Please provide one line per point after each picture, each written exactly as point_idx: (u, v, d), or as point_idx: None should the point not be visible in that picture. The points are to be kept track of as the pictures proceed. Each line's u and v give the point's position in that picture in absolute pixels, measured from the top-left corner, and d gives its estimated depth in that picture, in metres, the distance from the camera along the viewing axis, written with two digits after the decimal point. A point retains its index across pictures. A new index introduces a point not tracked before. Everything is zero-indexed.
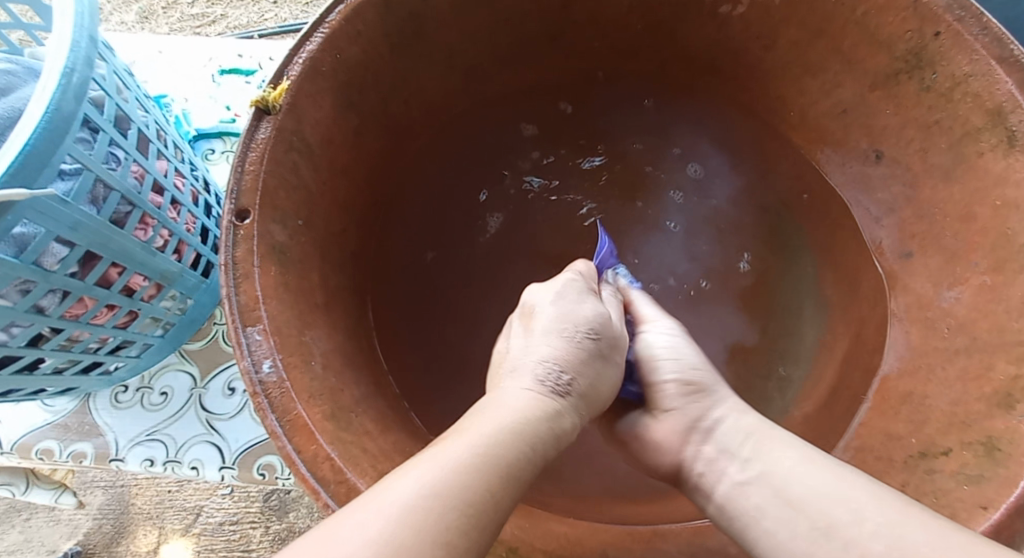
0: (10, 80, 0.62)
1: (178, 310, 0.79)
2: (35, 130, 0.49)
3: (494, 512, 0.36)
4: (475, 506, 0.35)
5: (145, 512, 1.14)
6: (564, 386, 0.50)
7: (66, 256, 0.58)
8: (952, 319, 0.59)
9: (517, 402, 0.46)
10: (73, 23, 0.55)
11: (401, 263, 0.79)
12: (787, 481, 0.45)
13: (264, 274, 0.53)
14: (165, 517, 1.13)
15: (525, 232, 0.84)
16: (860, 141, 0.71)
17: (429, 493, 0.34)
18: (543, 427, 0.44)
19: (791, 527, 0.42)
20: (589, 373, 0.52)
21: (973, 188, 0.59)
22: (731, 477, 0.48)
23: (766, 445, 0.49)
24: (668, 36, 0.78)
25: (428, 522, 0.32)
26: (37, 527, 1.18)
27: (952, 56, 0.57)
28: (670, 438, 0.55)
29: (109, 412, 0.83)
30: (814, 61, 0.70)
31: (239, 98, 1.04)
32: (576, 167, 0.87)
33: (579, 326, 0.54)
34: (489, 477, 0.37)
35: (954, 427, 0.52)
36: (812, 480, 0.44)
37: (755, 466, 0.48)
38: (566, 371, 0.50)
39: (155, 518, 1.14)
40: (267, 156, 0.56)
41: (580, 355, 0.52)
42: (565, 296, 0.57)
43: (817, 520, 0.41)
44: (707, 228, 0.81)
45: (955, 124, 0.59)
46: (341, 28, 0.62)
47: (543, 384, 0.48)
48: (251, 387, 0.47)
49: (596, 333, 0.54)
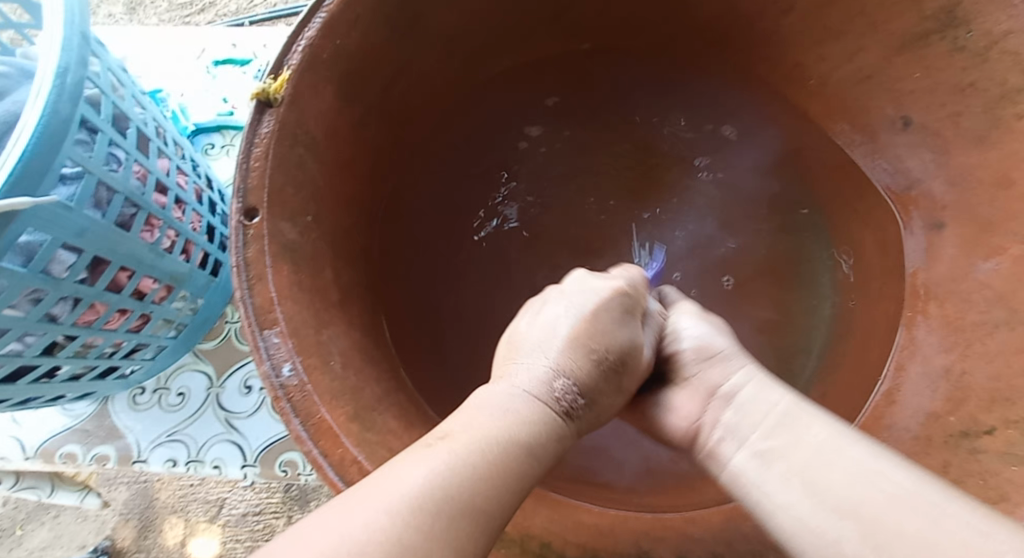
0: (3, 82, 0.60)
1: (190, 310, 0.78)
2: (33, 136, 0.47)
3: (489, 526, 0.34)
4: (472, 513, 0.33)
5: (170, 506, 1.15)
6: (575, 404, 0.47)
7: (74, 263, 0.57)
8: (989, 291, 0.56)
9: (522, 411, 0.43)
10: (64, 21, 0.53)
11: (414, 254, 0.77)
12: (806, 455, 0.40)
13: (277, 274, 0.51)
14: (190, 510, 1.14)
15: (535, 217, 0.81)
16: (886, 107, 0.67)
17: (433, 486, 0.33)
18: (544, 449, 0.42)
19: (810, 501, 0.37)
20: (604, 393, 0.50)
21: (1013, 152, 0.57)
22: (749, 447, 0.45)
23: (793, 417, 0.45)
24: (680, 5, 0.74)
25: (431, 523, 0.30)
26: (66, 523, 1.19)
27: (990, 12, 0.55)
28: (690, 410, 0.54)
29: (128, 414, 0.83)
30: (836, 24, 0.67)
31: (235, 89, 1.02)
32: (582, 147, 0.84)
33: (608, 344, 0.51)
34: (486, 496, 0.34)
35: (996, 404, 0.50)
36: (846, 458, 0.39)
37: (774, 436, 0.44)
38: (580, 389, 0.48)
39: (180, 512, 1.15)
40: (272, 151, 0.55)
41: (597, 372, 0.49)
42: (608, 307, 0.53)
43: (841, 498, 0.36)
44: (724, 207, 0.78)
45: (993, 85, 0.57)
46: (340, 11, 0.59)
47: (553, 397, 0.46)
48: (273, 391, 0.46)
49: (620, 357, 0.52)
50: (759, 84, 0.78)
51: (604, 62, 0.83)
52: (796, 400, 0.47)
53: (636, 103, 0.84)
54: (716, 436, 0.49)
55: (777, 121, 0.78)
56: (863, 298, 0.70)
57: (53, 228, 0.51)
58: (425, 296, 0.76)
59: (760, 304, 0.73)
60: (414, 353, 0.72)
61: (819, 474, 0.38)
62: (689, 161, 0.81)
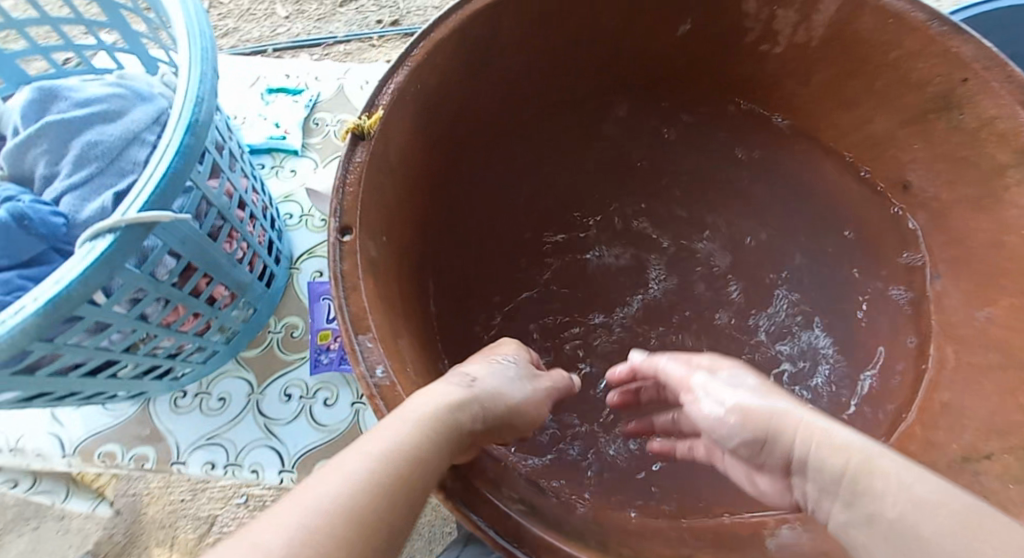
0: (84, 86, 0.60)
1: (243, 318, 0.82)
2: (175, 155, 0.50)
3: None
4: None
5: (159, 521, 0.88)
6: None
7: (174, 268, 0.60)
8: (988, 335, 0.65)
9: None
10: (185, 24, 0.54)
11: (508, 242, 0.82)
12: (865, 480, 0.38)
13: (367, 286, 0.57)
14: (178, 527, 0.87)
15: (625, 204, 0.85)
16: (891, 170, 0.79)
17: None
18: None
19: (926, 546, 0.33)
20: None
21: (991, 207, 0.67)
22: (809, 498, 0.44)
23: (867, 476, 0.39)
24: (710, 73, 0.86)
25: None
26: (48, 536, 0.92)
27: (979, 100, 0.65)
28: (769, 488, 0.50)
29: (168, 416, 0.86)
30: (848, 97, 0.79)
31: (289, 114, 0.99)
32: (633, 158, 0.88)
33: None
34: None
35: (994, 433, 0.58)
36: (929, 498, 0.35)
37: (856, 505, 0.38)
38: None
39: (169, 528, 0.88)
40: (363, 178, 0.60)
41: None
42: None
43: None
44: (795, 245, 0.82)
45: (983, 161, 0.67)
46: (427, 57, 0.66)
47: None
48: (369, 390, 0.51)
49: None
50: (792, 141, 0.86)
51: (660, 105, 0.89)
52: (872, 451, 0.40)
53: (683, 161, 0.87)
54: (812, 508, 0.44)
55: (804, 168, 0.85)
56: (862, 349, 0.75)
57: (154, 214, 0.47)
58: (483, 281, 0.78)
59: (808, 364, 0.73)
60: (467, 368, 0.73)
61: (854, 454, 0.40)
62: (740, 202, 0.85)
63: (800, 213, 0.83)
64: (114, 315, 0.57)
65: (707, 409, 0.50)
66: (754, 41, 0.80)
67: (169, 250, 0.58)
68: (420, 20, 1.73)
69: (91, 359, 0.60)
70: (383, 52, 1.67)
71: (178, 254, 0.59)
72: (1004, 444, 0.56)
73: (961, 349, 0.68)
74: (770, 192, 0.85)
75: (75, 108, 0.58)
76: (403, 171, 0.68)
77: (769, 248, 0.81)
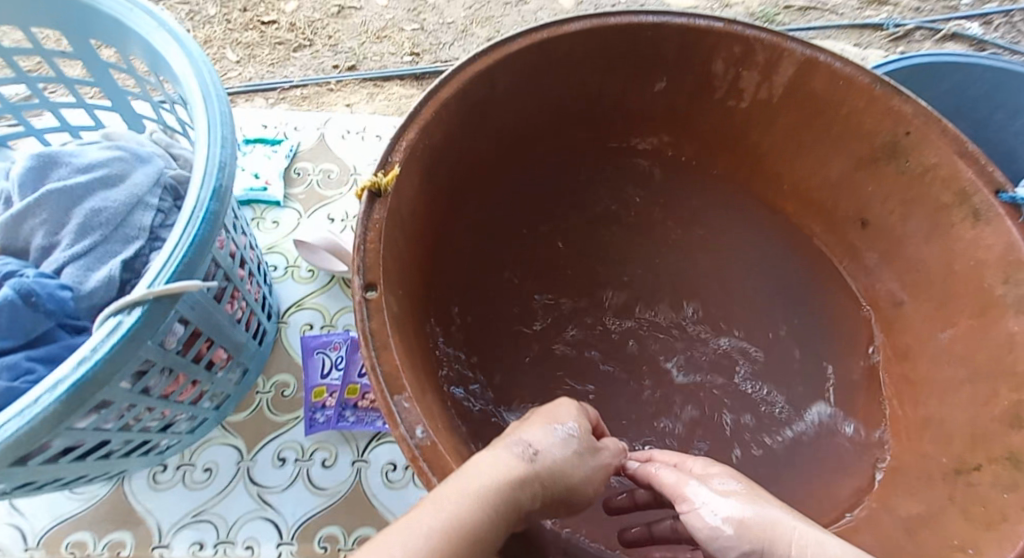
0: (83, 150, 0.59)
1: (235, 381, 0.78)
2: (202, 221, 0.48)
3: None
4: None
5: None
6: None
7: (182, 335, 0.57)
8: (951, 354, 0.73)
9: None
10: (199, 86, 0.53)
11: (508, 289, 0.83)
12: None
13: (396, 344, 0.56)
14: None
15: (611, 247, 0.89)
16: (849, 210, 0.86)
17: None
18: None
19: None
20: None
21: (940, 241, 0.75)
22: None
23: None
24: (681, 123, 0.93)
25: None
26: None
27: (923, 149, 0.74)
28: None
29: (148, 495, 0.79)
30: (803, 145, 0.87)
31: (267, 165, 0.97)
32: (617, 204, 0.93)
33: None
34: None
35: (974, 445, 0.64)
36: None
37: None
38: None
39: None
40: (382, 234, 0.60)
41: None
42: None
43: None
44: (770, 279, 0.89)
45: (929, 201, 0.76)
46: (433, 115, 0.67)
47: None
48: (411, 452, 0.50)
49: None
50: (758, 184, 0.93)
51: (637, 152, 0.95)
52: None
53: (663, 204, 0.93)
54: None
55: (772, 207, 0.93)
56: (840, 372, 0.82)
57: (186, 284, 0.44)
58: (485, 329, 0.79)
59: (784, 385, 0.80)
60: (481, 418, 0.73)
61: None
62: (714, 242, 0.91)
63: (773, 249, 0.91)
64: (119, 392, 0.53)
65: (703, 521, 0.50)
66: (721, 97, 0.87)
67: (180, 317, 0.55)
68: (377, 65, 1.75)
69: (86, 441, 0.56)
70: (342, 97, 1.67)
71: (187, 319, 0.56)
72: (984, 453, 0.63)
73: (929, 368, 0.75)
74: (742, 231, 0.92)
75: (76, 173, 0.56)
76: (413, 225, 0.68)
77: (747, 284, 0.88)
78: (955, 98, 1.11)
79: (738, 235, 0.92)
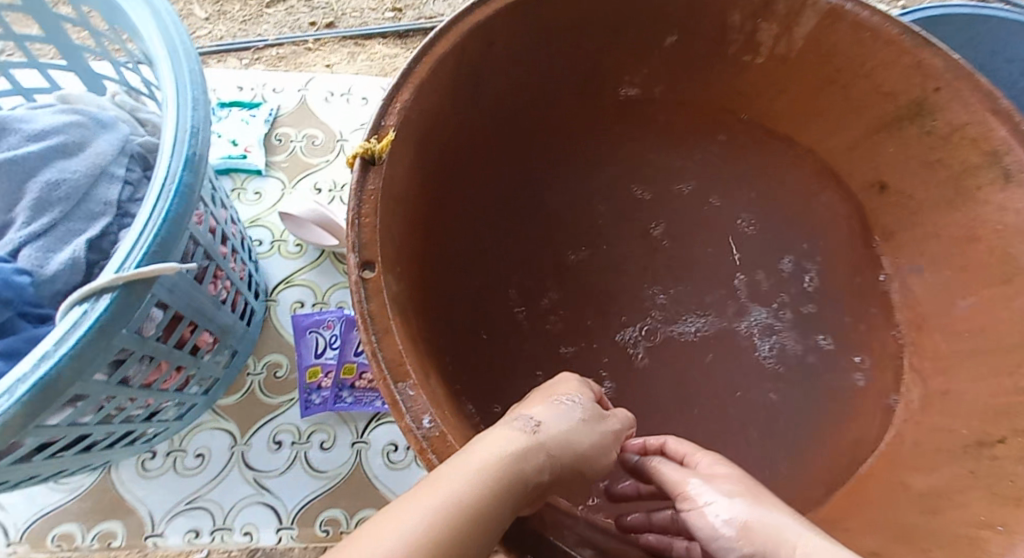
0: (36, 115, 0.53)
1: (223, 364, 0.73)
2: (175, 194, 0.42)
3: None
4: None
5: None
6: None
7: (162, 321, 0.52)
8: (972, 323, 0.70)
9: None
10: (163, 40, 0.47)
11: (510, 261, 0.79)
12: None
13: (398, 327, 0.51)
14: None
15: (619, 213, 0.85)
16: (868, 172, 0.82)
17: None
18: None
19: None
20: None
21: (964, 205, 0.71)
22: None
23: None
24: (692, 81, 0.87)
25: None
26: None
27: (951, 107, 0.70)
28: None
29: (137, 484, 0.75)
30: (821, 104, 0.82)
31: (247, 131, 0.90)
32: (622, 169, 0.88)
33: None
34: None
35: (999, 417, 0.62)
36: None
37: None
38: None
39: None
40: (378, 207, 0.55)
41: None
42: None
43: None
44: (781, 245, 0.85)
45: (955, 163, 0.71)
46: (430, 74, 0.61)
47: None
48: (418, 444, 0.47)
49: None
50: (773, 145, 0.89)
51: (643, 114, 0.89)
52: None
53: (670, 168, 0.88)
54: None
55: (786, 169, 0.88)
56: (854, 341, 0.79)
57: (159, 267, 0.39)
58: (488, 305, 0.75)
59: (799, 355, 0.78)
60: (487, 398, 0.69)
61: None
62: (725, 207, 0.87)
63: (785, 213, 0.87)
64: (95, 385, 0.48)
65: (704, 520, 0.45)
66: (736, 52, 0.82)
67: (159, 301, 0.50)
68: (357, 22, 1.64)
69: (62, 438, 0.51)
70: (321, 57, 1.57)
71: (167, 304, 0.51)
72: (1010, 426, 0.61)
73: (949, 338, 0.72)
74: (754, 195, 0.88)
75: (31, 141, 0.50)
76: (410, 196, 0.63)
77: (758, 251, 0.84)
78: (974, 51, 1.05)
79: (749, 200, 0.88)
